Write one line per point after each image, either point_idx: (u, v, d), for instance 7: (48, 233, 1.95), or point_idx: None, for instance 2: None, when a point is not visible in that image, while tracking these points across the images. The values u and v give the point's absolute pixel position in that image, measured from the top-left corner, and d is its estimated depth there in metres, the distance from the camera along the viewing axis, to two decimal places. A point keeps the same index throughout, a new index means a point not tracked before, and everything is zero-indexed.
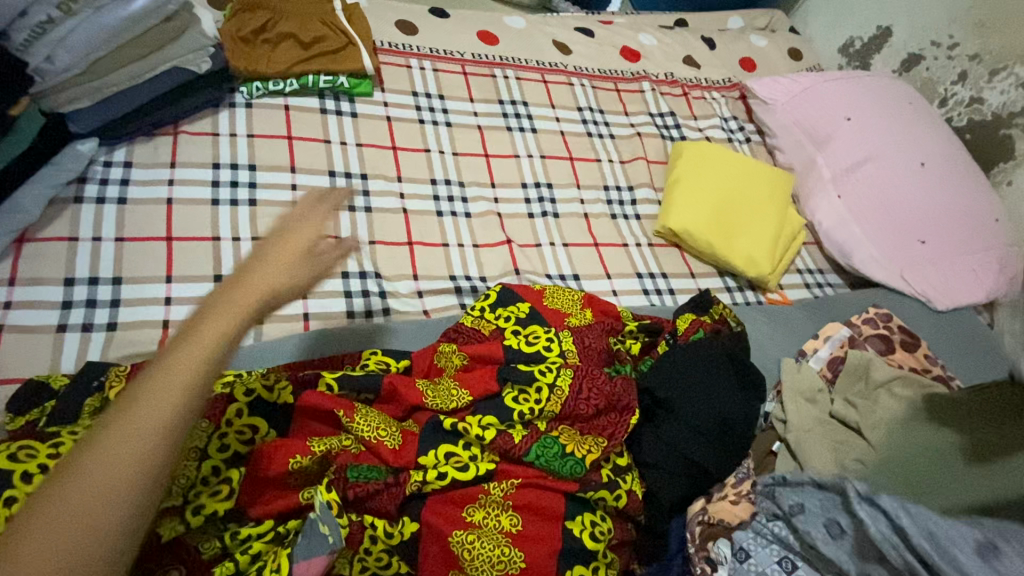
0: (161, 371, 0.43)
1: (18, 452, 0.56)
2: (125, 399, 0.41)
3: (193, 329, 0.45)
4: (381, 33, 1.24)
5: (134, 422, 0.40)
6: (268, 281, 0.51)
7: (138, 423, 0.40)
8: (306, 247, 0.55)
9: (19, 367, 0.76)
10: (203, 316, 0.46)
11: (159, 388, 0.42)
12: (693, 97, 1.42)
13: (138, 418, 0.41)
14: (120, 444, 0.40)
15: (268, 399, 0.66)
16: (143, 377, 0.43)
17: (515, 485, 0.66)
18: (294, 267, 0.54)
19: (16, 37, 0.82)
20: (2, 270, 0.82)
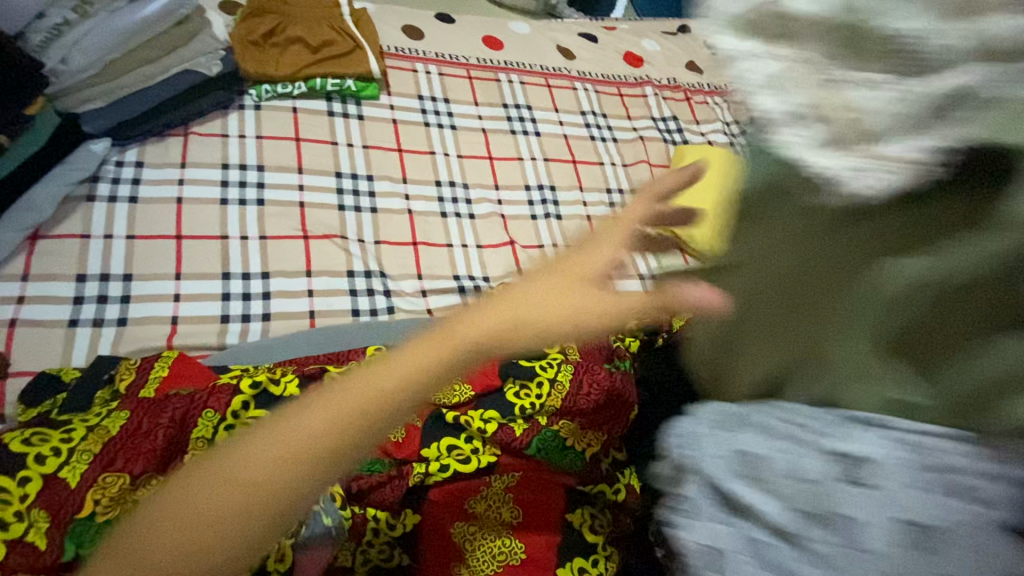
0: (331, 401, 0.35)
1: (31, 438, 0.58)
2: (301, 406, 0.36)
3: (402, 354, 0.37)
4: (388, 37, 1.26)
5: (288, 440, 0.34)
6: (515, 319, 0.38)
7: (291, 442, 0.34)
8: (590, 279, 0.41)
9: (32, 360, 0.78)
10: (418, 342, 0.37)
11: (314, 421, 0.34)
12: (696, 101, 1.40)
13: (268, 453, 0.34)
14: (267, 458, 0.34)
15: (275, 393, 0.67)
16: (331, 390, 0.36)
17: (516, 478, 0.67)
18: (568, 304, 0.39)
19: (33, 39, 0.85)
20: (16, 266, 0.84)
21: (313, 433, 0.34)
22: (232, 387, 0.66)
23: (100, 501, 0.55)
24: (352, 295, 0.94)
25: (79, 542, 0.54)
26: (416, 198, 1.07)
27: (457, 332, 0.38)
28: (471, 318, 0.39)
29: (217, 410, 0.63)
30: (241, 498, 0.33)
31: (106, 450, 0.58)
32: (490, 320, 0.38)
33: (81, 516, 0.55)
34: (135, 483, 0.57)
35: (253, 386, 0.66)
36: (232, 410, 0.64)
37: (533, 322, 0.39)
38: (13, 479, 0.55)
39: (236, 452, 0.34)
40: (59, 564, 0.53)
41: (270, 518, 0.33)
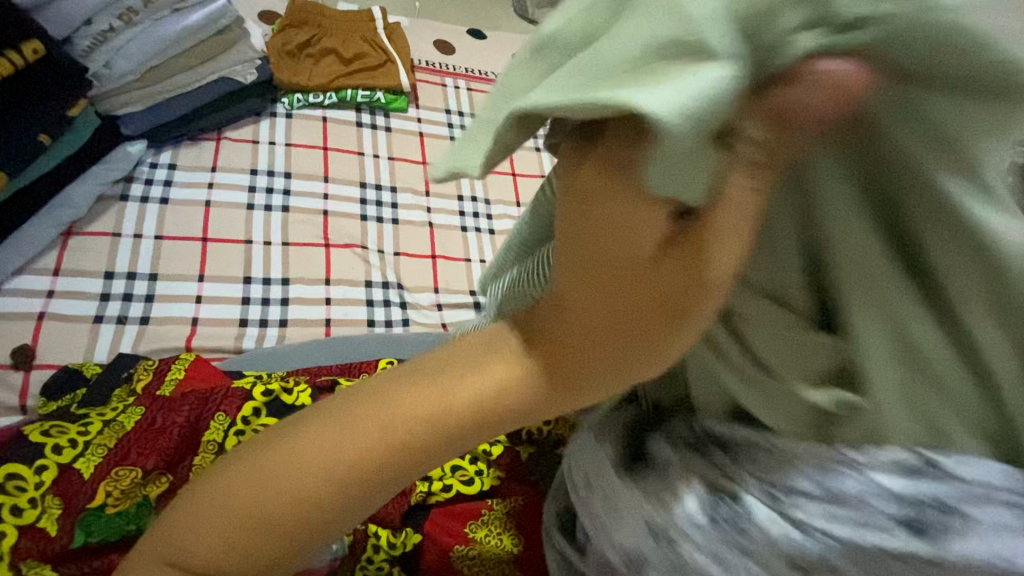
0: (394, 393, 0.30)
1: (49, 429, 0.58)
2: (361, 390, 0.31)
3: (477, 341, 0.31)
4: (419, 51, 1.28)
5: (334, 432, 0.29)
6: (598, 310, 0.27)
7: (335, 437, 0.29)
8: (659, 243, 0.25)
9: (57, 353, 0.81)
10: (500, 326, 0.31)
11: (370, 417, 0.29)
12: None
13: (319, 463, 0.29)
14: (303, 449, 0.29)
15: (286, 401, 0.66)
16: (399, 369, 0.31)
17: (520, 502, 0.65)
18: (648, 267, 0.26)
19: (80, 44, 0.88)
20: (49, 261, 0.87)
21: (359, 448, 0.29)
22: (245, 391, 0.66)
23: (113, 492, 0.56)
24: (368, 305, 0.95)
25: (91, 530, 0.54)
26: (438, 212, 1.08)
27: (540, 342, 0.29)
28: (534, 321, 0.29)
29: (227, 412, 0.63)
30: (258, 502, 0.29)
31: (120, 443, 0.58)
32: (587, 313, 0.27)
33: (93, 506, 0.55)
34: (147, 476, 0.57)
35: (265, 394, 0.66)
36: (243, 415, 0.63)
37: (610, 346, 0.27)
38: (29, 464, 0.54)
39: (279, 453, 0.30)
40: (68, 551, 0.53)
41: (323, 527, 0.30)
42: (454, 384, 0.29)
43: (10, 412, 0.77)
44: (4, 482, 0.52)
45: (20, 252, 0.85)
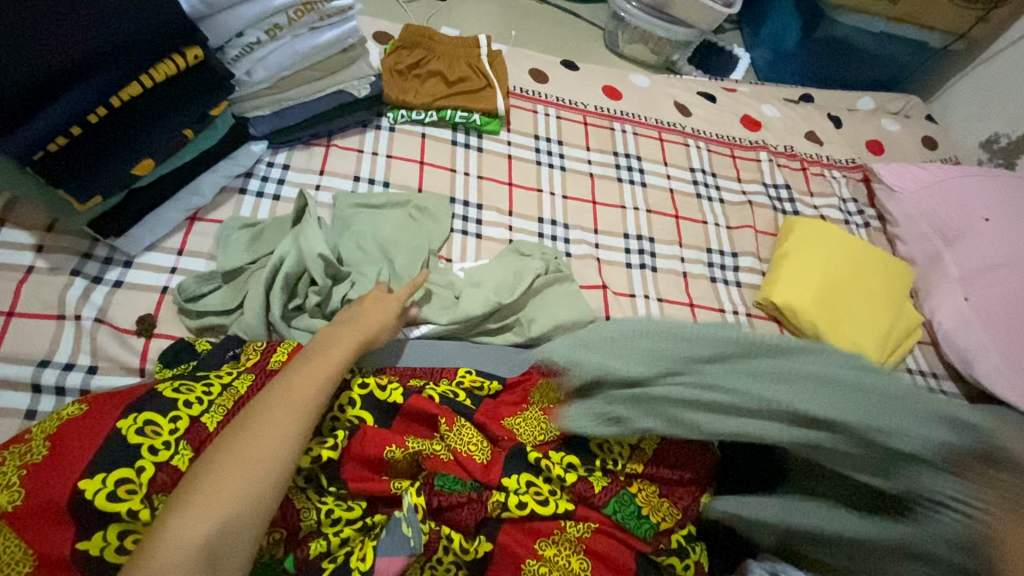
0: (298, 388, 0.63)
1: (180, 386, 0.68)
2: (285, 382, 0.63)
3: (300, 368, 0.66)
4: (515, 78, 1.34)
5: (288, 412, 0.61)
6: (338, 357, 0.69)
7: (296, 408, 0.61)
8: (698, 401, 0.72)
9: (174, 325, 0.88)
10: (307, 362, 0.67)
11: (299, 395, 0.62)
12: (811, 173, 1.41)
13: (259, 458, 0.56)
14: (272, 428, 0.59)
15: (380, 398, 0.74)
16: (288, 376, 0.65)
17: (591, 529, 0.69)
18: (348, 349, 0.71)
19: (230, 53, 0.95)
20: (174, 241, 0.96)
21: (283, 437, 0.59)
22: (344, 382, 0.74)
23: None
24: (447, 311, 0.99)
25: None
26: (519, 231, 1.12)
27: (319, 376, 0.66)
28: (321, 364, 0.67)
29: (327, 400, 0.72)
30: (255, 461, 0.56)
31: (237, 405, 0.69)
32: (302, 370, 0.66)
33: None
34: None
35: (362, 386, 0.74)
36: (339, 404, 0.72)
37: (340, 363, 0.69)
38: (166, 414, 0.65)
39: (254, 434, 0.58)
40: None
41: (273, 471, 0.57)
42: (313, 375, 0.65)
43: (129, 374, 0.84)
44: (143, 426, 0.63)
45: (153, 231, 0.94)
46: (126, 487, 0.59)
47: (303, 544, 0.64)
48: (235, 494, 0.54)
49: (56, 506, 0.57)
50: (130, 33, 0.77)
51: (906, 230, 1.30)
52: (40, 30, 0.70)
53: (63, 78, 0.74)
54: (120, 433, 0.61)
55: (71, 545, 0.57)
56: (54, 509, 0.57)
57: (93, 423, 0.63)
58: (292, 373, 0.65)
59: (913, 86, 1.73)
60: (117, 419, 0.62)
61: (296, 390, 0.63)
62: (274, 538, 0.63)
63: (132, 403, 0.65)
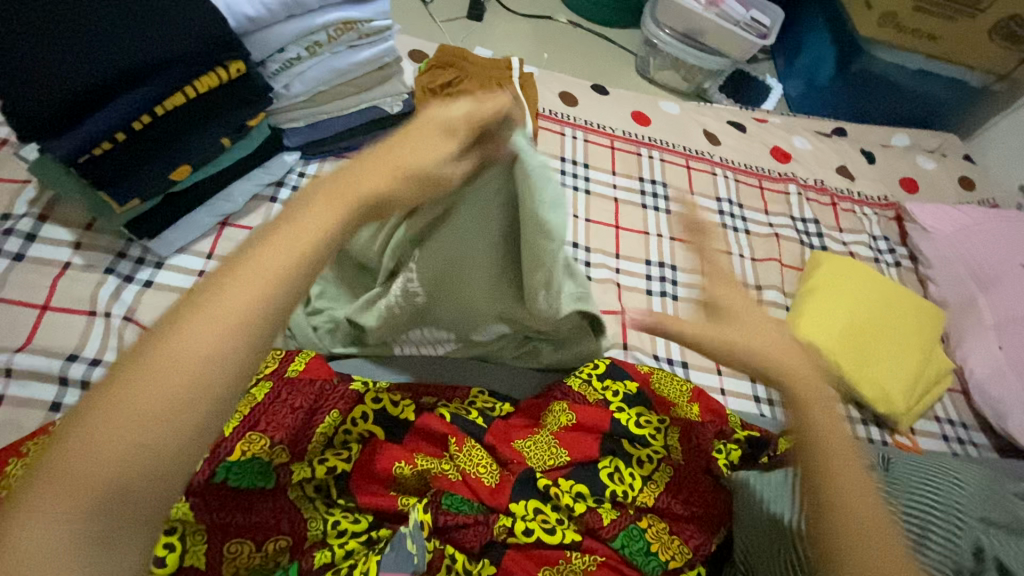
0: (235, 288, 0.43)
1: None
2: (225, 276, 0.44)
3: (242, 261, 0.45)
4: (545, 100, 1.36)
5: (221, 321, 0.42)
6: (293, 248, 0.46)
7: (228, 317, 0.42)
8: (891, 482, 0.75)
9: None
10: (253, 252, 0.46)
11: (232, 298, 0.43)
12: (841, 208, 1.38)
13: (169, 410, 0.39)
14: (193, 344, 0.41)
15: (392, 413, 0.74)
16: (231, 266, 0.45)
17: (597, 563, 0.67)
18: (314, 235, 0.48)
19: (270, 67, 0.98)
20: (204, 245, 0.98)
21: (205, 358, 0.41)
22: (358, 395, 0.75)
23: (247, 452, 0.66)
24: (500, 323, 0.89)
25: (227, 473, 0.64)
26: None
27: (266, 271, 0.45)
28: (278, 257, 0.45)
29: (341, 412, 0.73)
30: (170, 393, 0.40)
31: (252, 413, 0.69)
32: (247, 263, 0.45)
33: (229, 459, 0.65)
34: (274, 446, 0.68)
35: (375, 401, 0.74)
36: (352, 417, 0.73)
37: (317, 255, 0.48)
38: None
39: (166, 348, 0.41)
40: (206, 486, 0.63)
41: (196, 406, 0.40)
42: (261, 272, 0.45)
43: None
44: None
45: (185, 234, 0.97)
46: None
47: (306, 556, 0.63)
48: (137, 436, 0.38)
49: None
50: (179, 47, 0.81)
51: (938, 271, 1.26)
52: (104, 45, 0.76)
53: (114, 87, 0.78)
54: None
55: None
56: None
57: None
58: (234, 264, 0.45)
59: (951, 126, 1.69)
60: None
61: (234, 289, 0.43)
62: (280, 547, 0.62)
63: None
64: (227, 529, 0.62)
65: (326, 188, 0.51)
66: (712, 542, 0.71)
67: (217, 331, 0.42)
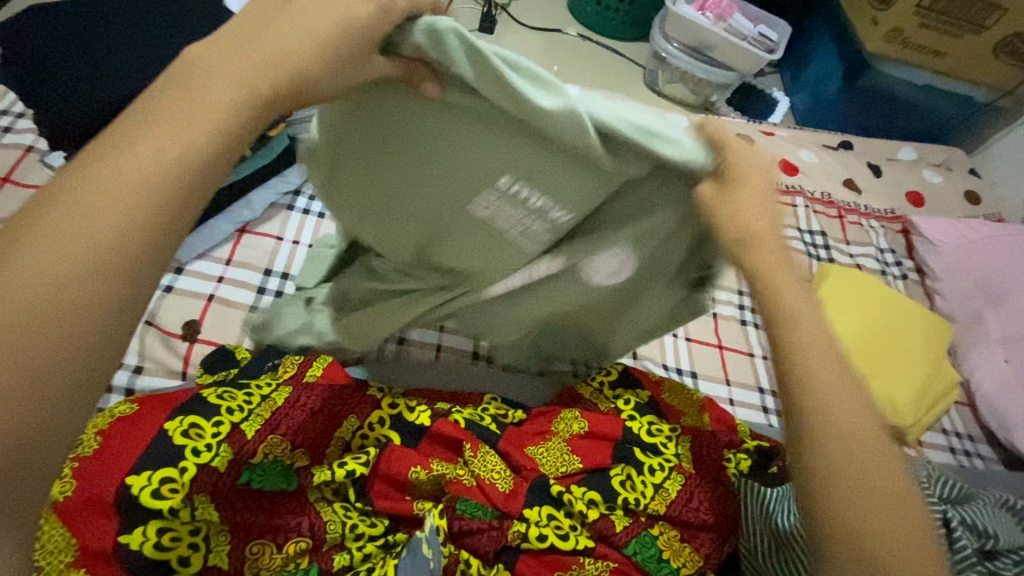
0: (85, 191, 0.38)
1: (223, 393, 0.70)
2: (74, 180, 0.38)
3: (93, 162, 0.39)
4: None
5: (76, 225, 0.37)
6: (152, 142, 0.40)
7: (86, 220, 0.37)
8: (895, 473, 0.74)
9: (217, 332, 0.93)
10: (103, 150, 0.39)
11: (87, 203, 0.37)
12: (849, 221, 1.40)
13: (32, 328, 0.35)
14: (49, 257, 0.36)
15: (408, 419, 0.75)
16: (78, 169, 0.39)
17: (610, 569, 0.69)
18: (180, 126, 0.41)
19: None
20: (223, 251, 1.00)
21: (64, 268, 0.36)
22: (375, 400, 0.77)
23: (268, 456, 0.67)
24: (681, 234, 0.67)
25: (252, 475, 0.66)
26: None
27: (124, 171, 0.39)
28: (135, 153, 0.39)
29: (360, 416, 0.75)
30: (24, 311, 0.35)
31: (275, 415, 0.70)
32: (99, 161, 0.39)
33: (251, 462, 0.67)
34: (294, 450, 0.69)
35: (391, 406, 0.76)
36: (370, 421, 0.75)
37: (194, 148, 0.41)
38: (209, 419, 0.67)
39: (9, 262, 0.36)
40: (231, 487, 0.65)
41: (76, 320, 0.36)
42: (112, 174, 0.38)
43: (171, 376, 0.88)
44: (188, 428, 0.65)
45: (206, 240, 0.99)
46: (168, 485, 0.61)
47: (327, 558, 0.65)
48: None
49: (103, 499, 0.60)
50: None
51: (946, 285, 1.26)
52: (136, 61, 0.79)
53: None
54: (165, 435, 0.64)
55: (113, 537, 0.60)
56: (103, 501, 0.60)
57: (143, 421, 0.66)
58: (88, 164, 0.39)
59: (957, 141, 1.71)
60: (165, 421, 0.65)
61: (89, 190, 0.38)
62: (302, 547, 0.65)
63: (181, 405, 0.67)
64: (250, 530, 0.64)
65: (235, 51, 0.43)
66: (722, 549, 0.73)
67: (76, 237, 0.37)
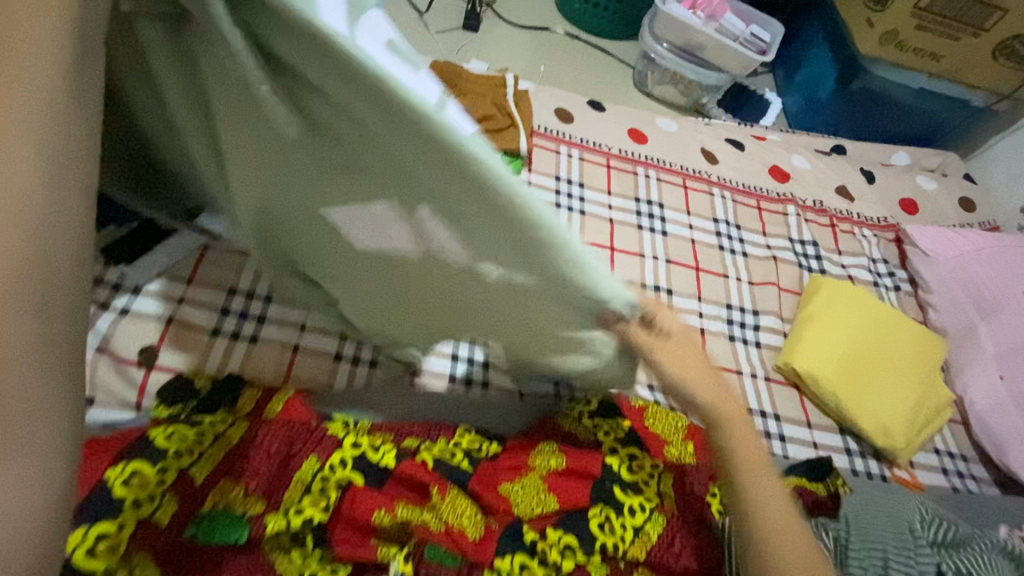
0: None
1: (171, 434, 0.65)
2: None
3: None
4: (541, 117, 1.33)
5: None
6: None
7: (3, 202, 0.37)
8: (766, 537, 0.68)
9: (176, 358, 0.87)
10: None
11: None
12: (840, 230, 1.36)
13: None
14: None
15: (372, 459, 0.71)
16: None
17: None
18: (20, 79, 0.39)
19: None
20: (184, 270, 0.95)
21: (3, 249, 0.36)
22: (337, 439, 0.72)
23: (220, 502, 0.64)
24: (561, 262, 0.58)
25: (198, 529, 0.62)
26: None
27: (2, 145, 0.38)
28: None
29: (321, 457, 0.69)
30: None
31: (230, 458, 0.67)
32: None
33: (202, 511, 0.63)
34: (247, 495, 0.65)
35: (354, 446, 0.71)
36: (331, 463, 0.69)
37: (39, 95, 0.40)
38: (154, 465, 0.62)
39: None
40: (175, 541, 0.61)
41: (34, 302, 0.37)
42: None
43: (124, 408, 0.83)
44: (131, 476, 0.60)
45: (166, 258, 0.93)
46: (105, 543, 0.57)
47: None
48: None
49: None
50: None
51: (939, 298, 1.23)
52: None
53: None
54: (106, 486, 0.59)
55: None
56: None
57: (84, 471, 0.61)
58: None
59: (951, 144, 1.68)
60: (106, 469, 0.60)
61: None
62: None
63: (125, 451, 0.63)
64: None
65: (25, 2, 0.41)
66: None
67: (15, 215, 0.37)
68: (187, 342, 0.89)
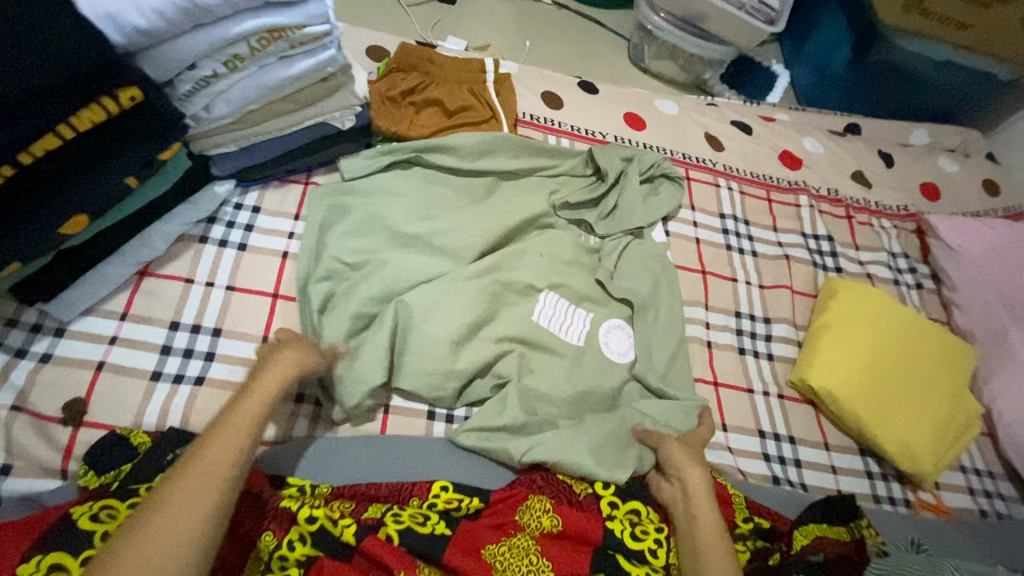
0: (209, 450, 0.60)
1: (99, 513, 0.59)
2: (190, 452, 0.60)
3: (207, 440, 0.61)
4: (526, 102, 1.18)
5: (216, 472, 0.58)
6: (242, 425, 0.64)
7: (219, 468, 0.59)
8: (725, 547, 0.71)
9: (109, 412, 0.76)
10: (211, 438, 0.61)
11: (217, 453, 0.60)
12: (857, 221, 1.24)
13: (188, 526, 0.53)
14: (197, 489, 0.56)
15: (333, 534, 0.63)
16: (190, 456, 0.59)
17: None
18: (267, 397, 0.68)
19: (181, 88, 0.77)
20: (116, 304, 0.82)
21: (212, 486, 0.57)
22: (292, 511, 0.64)
23: None
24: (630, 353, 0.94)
25: None
26: None
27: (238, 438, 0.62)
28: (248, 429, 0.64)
29: (277, 536, 0.62)
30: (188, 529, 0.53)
31: None
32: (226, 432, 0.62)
33: None
34: None
35: (310, 521, 0.63)
36: (289, 540, 0.62)
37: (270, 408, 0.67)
38: (77, 556, 0.56)
39: (168, 510, 0.54)
40: None
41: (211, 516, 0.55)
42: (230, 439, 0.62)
43: (50, 474, 0.72)
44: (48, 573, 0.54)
45: (92, 292, 0.80)
46: None
47: None
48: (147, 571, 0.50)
49: None
50: (42, 85, 0.62)
51: (965, 298, 1.13)
52: None
53: None
54: None
55: None
56: None
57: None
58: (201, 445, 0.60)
59: (973, 118, 1.54)
60: (18, 565, 0.54)
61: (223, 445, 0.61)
62: None
63: (40, 541, 0.56)
64: None
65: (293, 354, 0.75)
66: None
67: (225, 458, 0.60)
68: (123, 391, 0.77)
